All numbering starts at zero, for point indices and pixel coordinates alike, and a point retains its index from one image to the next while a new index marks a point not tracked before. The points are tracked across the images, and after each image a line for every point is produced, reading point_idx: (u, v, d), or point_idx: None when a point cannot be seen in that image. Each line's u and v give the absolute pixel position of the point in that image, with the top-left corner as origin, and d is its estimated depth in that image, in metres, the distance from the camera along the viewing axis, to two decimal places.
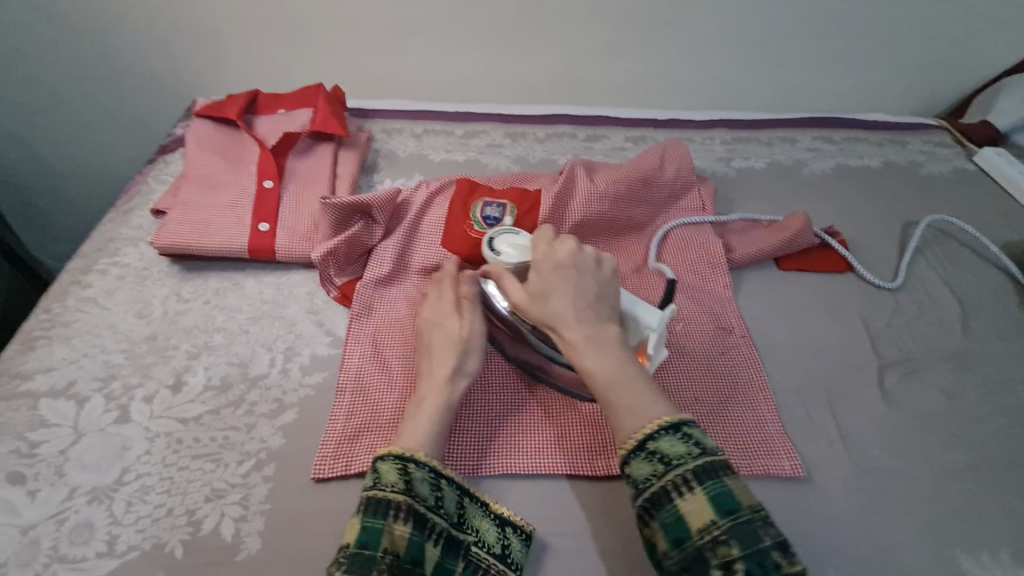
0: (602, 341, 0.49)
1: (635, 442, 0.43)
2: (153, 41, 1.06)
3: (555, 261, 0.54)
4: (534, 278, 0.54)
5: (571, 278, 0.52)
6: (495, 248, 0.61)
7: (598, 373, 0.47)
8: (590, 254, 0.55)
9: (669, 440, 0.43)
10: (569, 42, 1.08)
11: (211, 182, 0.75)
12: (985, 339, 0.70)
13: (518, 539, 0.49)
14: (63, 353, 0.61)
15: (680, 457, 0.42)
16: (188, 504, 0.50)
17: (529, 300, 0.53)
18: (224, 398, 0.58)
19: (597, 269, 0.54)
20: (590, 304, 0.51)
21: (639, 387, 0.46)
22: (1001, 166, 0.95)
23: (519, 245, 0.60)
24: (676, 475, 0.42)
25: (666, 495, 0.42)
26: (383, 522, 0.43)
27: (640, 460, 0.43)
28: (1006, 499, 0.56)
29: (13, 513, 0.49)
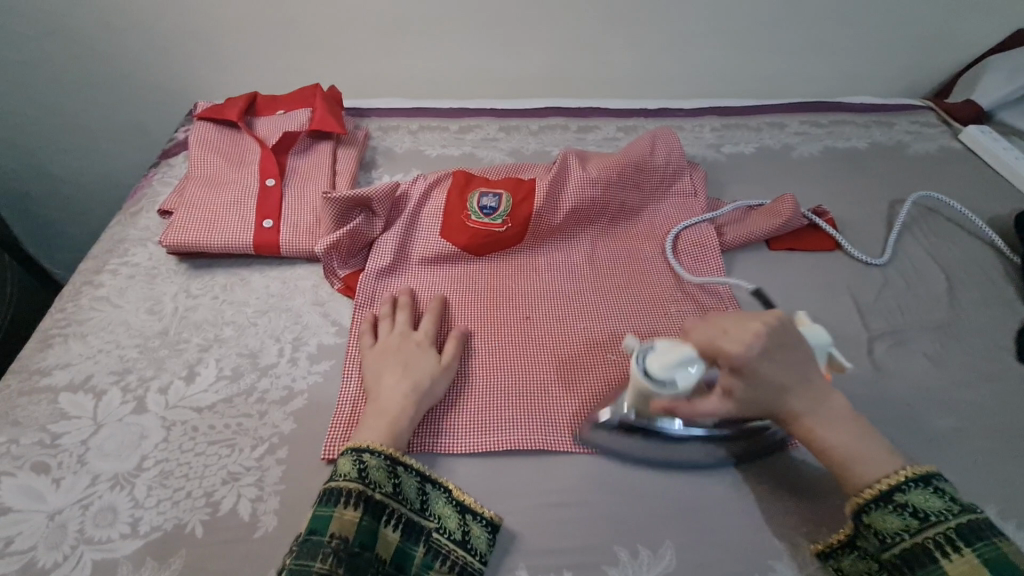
0: (825, 410, 0.49)
1: (881, 493, 0.45)
2: (150, 50, 1.08)
3: (751, 352, 0.48)
4: (730, 375, 0.49)
5: (776, 360, 0.49)
6: (653, 379, 0.49)
7: (839, 446, 0.48)
8: (776, 322, 0.50)
9: (921, 494, 0.45)
10: (558, 36, 1.10)
11: (213, 182, 0.77)
12: (972, 309, 0.73)
13: (480, 526, 0.50)
14: (79, 349, 0.63)
15: (937, 513, 0.44)
16: (207, 487, 0.53)
17: (735, 398, 0.49)
18: (236, 387, 0.60)
19: (790, 335, 0.50)
20: (801, 377, 0.50)
21: (871, 436, 0.49)
22: (984, 143, 0.98)
23: (671, 361, 0.49)
24: (938, 532, 0.43)
25: (930, 553, 0.42)
26: (333, 509, 0.46)
27: (888, 513, 0.45)
28: (992, 457, 0.58)
29: (40, 499, 0.51)
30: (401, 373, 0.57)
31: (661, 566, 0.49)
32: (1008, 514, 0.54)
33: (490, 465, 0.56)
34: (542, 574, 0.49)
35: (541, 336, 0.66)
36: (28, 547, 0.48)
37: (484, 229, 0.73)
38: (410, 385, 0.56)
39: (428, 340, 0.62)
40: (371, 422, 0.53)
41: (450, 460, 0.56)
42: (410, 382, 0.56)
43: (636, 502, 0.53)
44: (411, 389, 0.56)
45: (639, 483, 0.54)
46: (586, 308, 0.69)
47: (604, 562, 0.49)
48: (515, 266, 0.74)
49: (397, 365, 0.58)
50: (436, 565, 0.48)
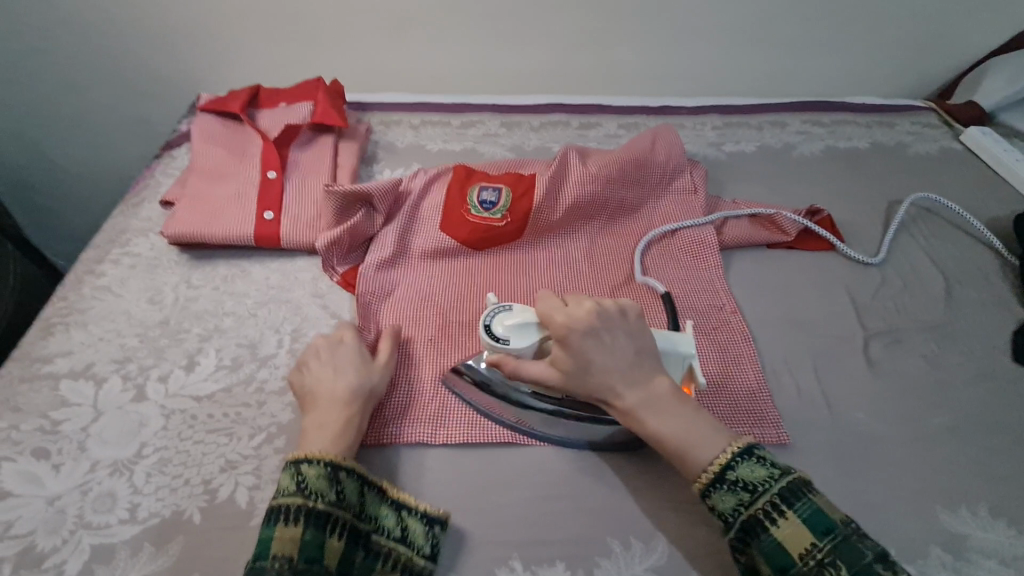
0: (656, 398, 0.49)
1: (711, 473, 0.46)
2: (152, 42, 1.09)
3: (578, 327, 0.50)
4: (559, 348, 0.51)
5: (605, 342, 0.50)
6: (493, 335, 0.54)
7: (669, 430, 0.48)
8: (612, 306, 0.52)
9: (747, 467, 0.45)
10: (561, 34, 1.11)
11: (215, 173, 0.77)
12: (968, 309, 0.73)
13: (416, 520, 0.49)
14: (80, 338, 0.63)
15: (763, 481, 0.44)
16: (205, 474, 0.53)
17: (562, 371, 0.51)
18: (235, 377, 0.61)
19: (626, 322, 0.52)
20: (631, 363, 0.50)
21: (704, 420, 0.48)
22: (986, 144, 0.98)
23: (512, 322, 0.53)
24: (766, 501, 0.44)
25: (761, 524, 0.43)
26: (273, 529, 0.44)
27: (723, 492, 0.45)
28: (986, 456, 0.58)
29: (40, 484, 0.52)
30: (333, 373, 0.55)
31: (654, 558, 0.49)
32: (1000, 512, 0.54)
33: (487, 456, 0.56)
34: (535, 565, 0.49)
35: None
36: (28, 532, 0.49)
37: (484, 224, 0.73)
38: (347, 387, 0.54)
39: (351, 331, 0.60)
40: (326, 427, 0.51)
41: (445, 453, 0.56)
42: (348, 381, 0.55)
43: (631, 494, 0.53)
44: (351, 391, 0.54)
45: (634, 476, 0.55)
46: None
47: (598, 554, 0.50)
48: (514, 261, 0.74)
49: (328, 368, 0.56)
50: (378, 566, 0.47)
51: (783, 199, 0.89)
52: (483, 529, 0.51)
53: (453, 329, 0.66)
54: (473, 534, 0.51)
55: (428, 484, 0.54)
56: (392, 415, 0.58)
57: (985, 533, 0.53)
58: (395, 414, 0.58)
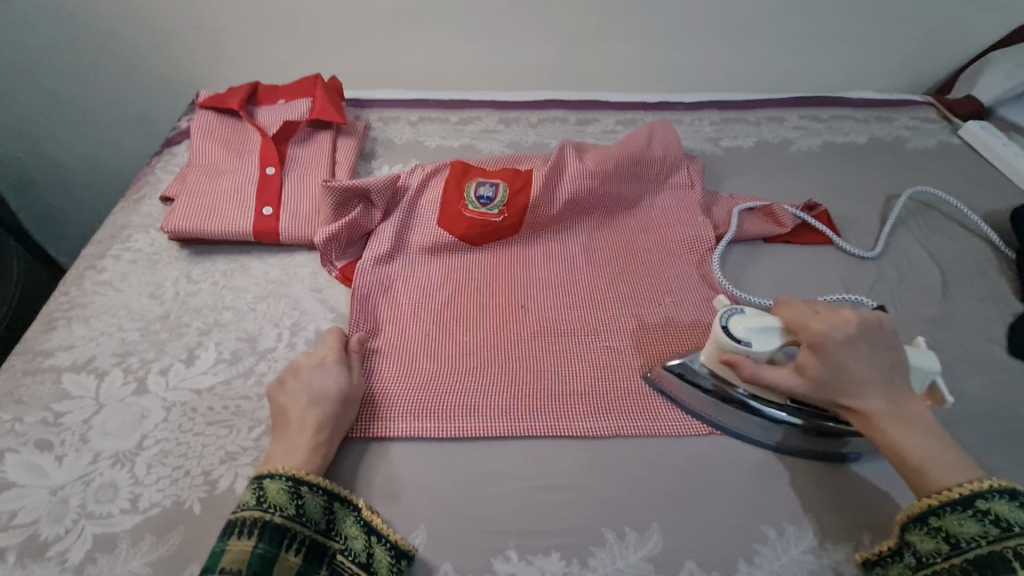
0: (904, 413, 0.48)
1: (957, 495, 0.43)
2: (153, 40, 1.09)
3: (836, 335, 0.49)
4: (809, 354, 0.50)
5: (865, 352, 0.49)
6: (735, 336, 0.53)
7: (908, 444, 0.47)
8: (870, 317, 0.51)
9: (1005, 505, 0.42)
10: (559, 30, 1.11)
11: (214, 169, 0.78)
12: (964, 303, 0.73)
13: (383, 548, 0.48)
14: (82, 332, 0.64)
15: (1022, 526, 0.41)
16: (205, 466, 0.54)
17: (809, 377, 0.50)
18: (235, 370, 0.62)
19: (882, 336, 0.50)
20: (882, 374, 0.49)
21: (943, 442, 0.47)
22: (984, 139, 0.98)
23: (756, 325, 0.53)
24: (1017, 543, 0.41)
25: (1007, 563, 0.40)
26: (225, 542, 0.44)
27: (962, 517, 0.43)
28: (980, 448, 0.59)
29: (43, 475, 0.53)
30: (310, 396, 0.55)
31: (647, 548, 0.50)
32: None
33: (481, 448, 0.57)
34: (529, 554, 0.50)
35: (537, 326, 0.67)
36: (31, 521, 0.50)
37: (481, 220, 0.74)
38: (319, 415, 0.53)
39: (334, 352, 0.59)
40: (294, 453, 0.51)
41: (440, 445, 0.57)
42: (322, 407, 0.54)
43: (625, 486, 0.54)
44: (322, 420, 0.53)
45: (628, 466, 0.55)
46: (580, 298, 0.70)
47: (591, 543, 0.50)
48: (511, 256, 0.74)
49: (304, 392, 0.55)
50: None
51: (780, 194, 0.89)
52: (476, 520, 0.52)
53: (451, 325, 0.66)
54: (465, 525, 0.51)
55: (421, 475, 0.54)
56: (387, 407, 0.58)
57: None
58: (391, 407, 0.58)
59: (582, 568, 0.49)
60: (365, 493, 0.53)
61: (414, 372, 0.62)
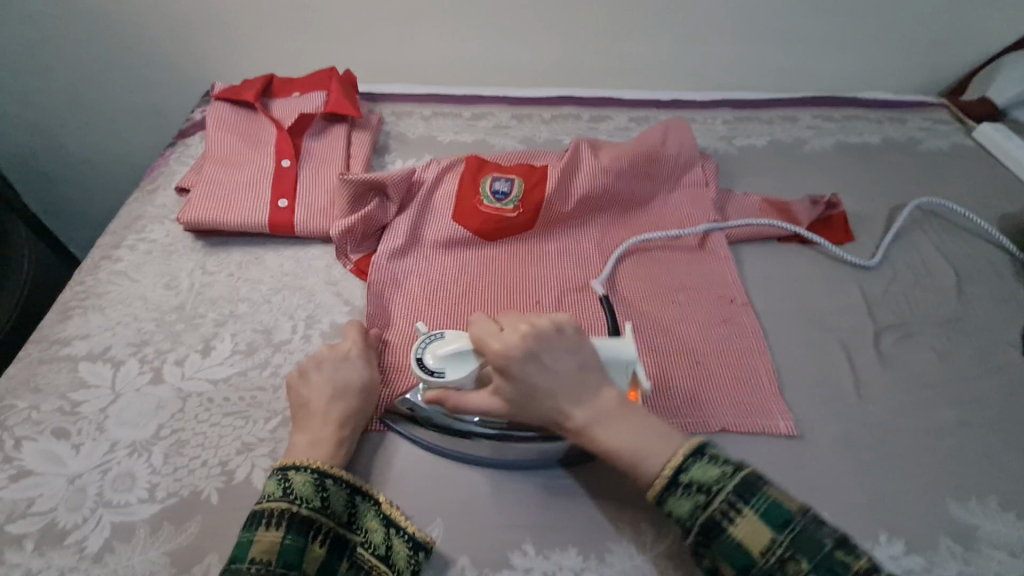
0: (604, 413, 0.47)
1: (667, 480, 0.44)
2: (166, 32, 1.09)
3: (513, 354, 0.48)
4: (499, 379, 0.49)
5: (547, 364, 0.48)
6: (427, 369, 0.51)
7: (617, 444, 0.46)
8: (546, 325, 0.50)
9: (698, 466, 0.44)
10: (573, 27, 1.10)
11: (230, 160, 0.78)
12: (979, 304, 0.73)
13: (402, 542, 0.48)
14: (98, 321, 0.64)
15: (717, 479, 0.43)
16: (221, 456, 0.54)
17: (506, 401, 0.49)
18: (251, 362, 0.62)
19: (564, 340, 0.50)
20: (576, 379, 0.48)
21: (652, 426, 0.47)
22: (999, 141, 0.97)
23: (446, 353, 0.51)
24: (720, 501, 0.42)
25: (718, 525, 0.41)
26: (253, 533, 0.44)
27: (678, 495, 0.43)
28: (996, 449, 0.59)
29: (61, 463, 0.53)
30: (335, 388, 0.55)
31: (666, 545, 0.50)
32: (1009, 505, 0.54)
33: None
34: (547, 549, 0.50)
35: None
36: (49, 509, 0.50)
37: (497, 214, 0.74)
38: (343, 408, 0.54)
39: (357, 346, 0.59)
40: (321, 446, 0.51)
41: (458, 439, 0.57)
42: (346, 401, 0.54)
43: None
44: (346, 413, 0.54)
45: None
46: (596, 295, 0.70)
47: (609, 539, 0.50)
48: (526, 252, 0.74)
49: (327, 383, 0.55)
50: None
51: (794, 193, 0.89)
52: (494, 514, 0.52)
53: (468, 319, 0.67)
54: (483, 519, 0.51)
55: (439, 468, 0.54)
56: (407, 401, 0.59)
57: (995, 524, 0.53)
58: (407, 399, 0.59)
59: (600, 563, 0.49)
60: (382, 485, 0.53)
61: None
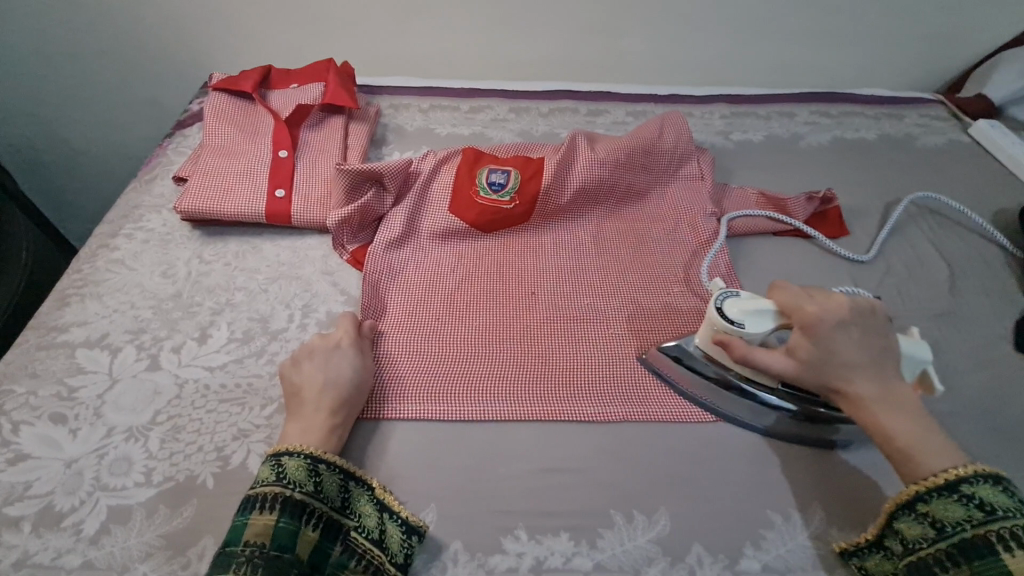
0: (895, 400, 0.47)
1: (942, 481, 0.43)
2: (164, 23, 1.09)
3: (831, 318, 0.49)
4: (801, 338, 0.49)
5: (855, 336, 0.49)
6: (729, 319, 0.54)
7: (896, 427, 0.46)
8: (861, 303, 0.50)
9: (990, 489, 0.42)
10: (572, 21, 1.11)
11: (227, 151, 0.78)
12: (972, 299, 0.73)
13: (395, 525, 0.49)
14: (96, 308, 0.65)
15: (1006, 509, 0.41)
16: (217, 442, 0.54)
17: (801, 361, 0.49)
18: (247, 349, 0.62)
19: (875, 321, 0.50)
20: (877, 357, 0.49)
21: (931, 426, 0.46)
22: (994, 138, 0.98)
23: (750, 310, 0.53)
24: (1001, 528, 0.40)
25: (989, 547, 0.40)
26: (247, 516, 0.45)
27: (949, 502, 0.42)
28: (985, 440, 0.59)
29: (58, 448, 0.53)
30: (326, 377, 0.55)
31: (655, 531, 0.51)
32: None
33: (492, 430, 0.57)
34: (539, 534, 0.50)
35: (546, 312, 0.67)
36: (47, 492, 0.50)
37: (493, 206, 0.74)
38: (335, 396, 0.54)
39: (349, 336, 0.60)
40: (311, 432, 0.51)
41: (451, 426, 0.57)
42: (337, 389, 0.55)
43: (634, 468, 0.55)
44: (338, 401, 0.54)
45: (635, 452, 0.56)
46: (591, 286, 0.71)
47: (600, 525, 0.51)
48: (521, 244, 0.75)
49: (320, 371, 0.56)
50: (351, 564, 0.47)
51: (789, 188, 0.89)
52: (486, 501, 0.52)
53: (464, 308, 0.67)
54: (475, 506, 0.52)
55: (432, 455, 0.55)
56: (399, 389, 0.59)
57: None
58: (398, 388, 0.59)
59: (591, 548, 0.50)
60: (375, 471, 0.54)
61: (422, 355, 0.62)
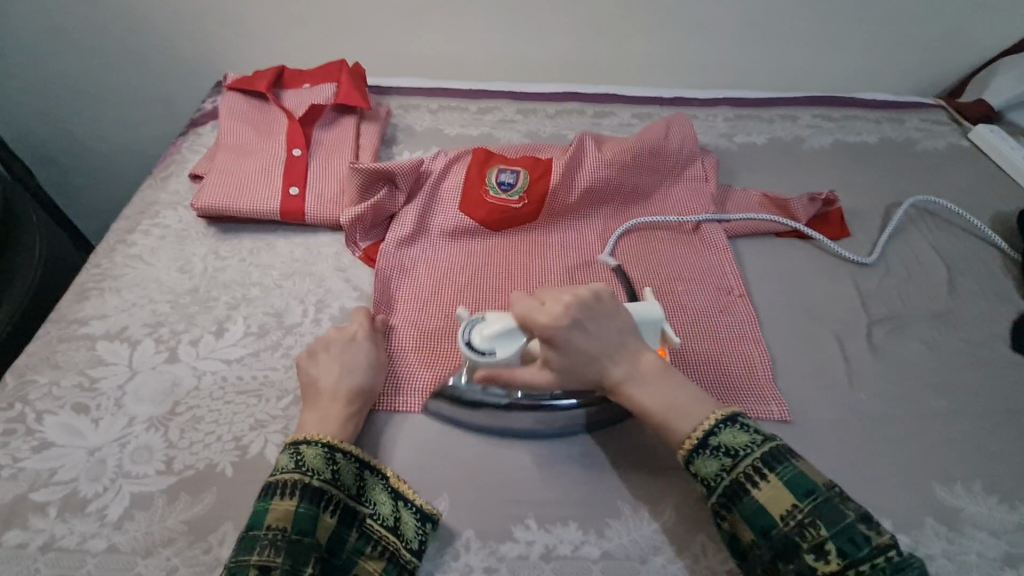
0: (641, 373, 0.51)
1: (697, 441, 0.47)
2: (177, 23, 1.11)
3: (558, 325, 0.50)
4: (546, 348, 0.51)
5: (593, 329, 0.51)
6: (476, 350, 0.52)
7: (652, 403, 0.50)
8: (588, 293, 0.53)
9: (728, 433, 0.47)
10: (579, 24, 1.12)
11: (242, 149, 0.80)
12: (970, 299, 0.75)
13: (410, 512, 0.50)
14: (115, 302, 0.66)
15: (744, 446, 0.46)
16: (236, 432, 0.56)
17: (554, 368, 0.51)
18: (263, 343, 0.64)
19: (605, 305, 0.53)
20: (616, 344, 0.52)
21: (686, 391, 0.50)
22: (994, 142, 0.99)
23: (495, 331, 0.52)
24: (747, 467, 0.46)
25: (742, 488, 0.45)
26: (268, 501, 0.46)
27: (707, 458, 0.47)
28: (982, 437, 0.61)
29: (81, 437, 0.55)
30: (341, 368, 0.57)
31: (662, 521, 0.52)
32: (993, 489, 0.57)
33: (503, 423, 0.59)
34: (549, 524, 0.52)
35: None
36: (71, 479, 0.52)
37: (502, 205, 0.76)
38: (351, 386, 0.56)
39: (364, 329, 0.62)
40: (327, 421, 0.53)
41: (463, 419, 0.59)
42: (352, 379, 0.56)
43: (641, 460, 0.56)
44: (354, 392, 0.56)
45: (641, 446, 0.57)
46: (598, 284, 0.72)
47: (608, 515, 0.52)
48: (530, 243, 0.76)
49: (335, 363, 0.57)
50: (367, 549, 0.48)
51: (792, 190, 0.91)
52: (498, 491, 0.54)
53: (475, 305, 0.69)
54: (487, 495, 0.53)
55: (447, 446, 0.56)
56: (411, 383, 0.60)
57: (979, 508, 0.55)
58: (411, 382, 0.61)
59: (599, 537, 0.51)
60: (389, 462, 0.55)
61: (434, 350, 0.64)
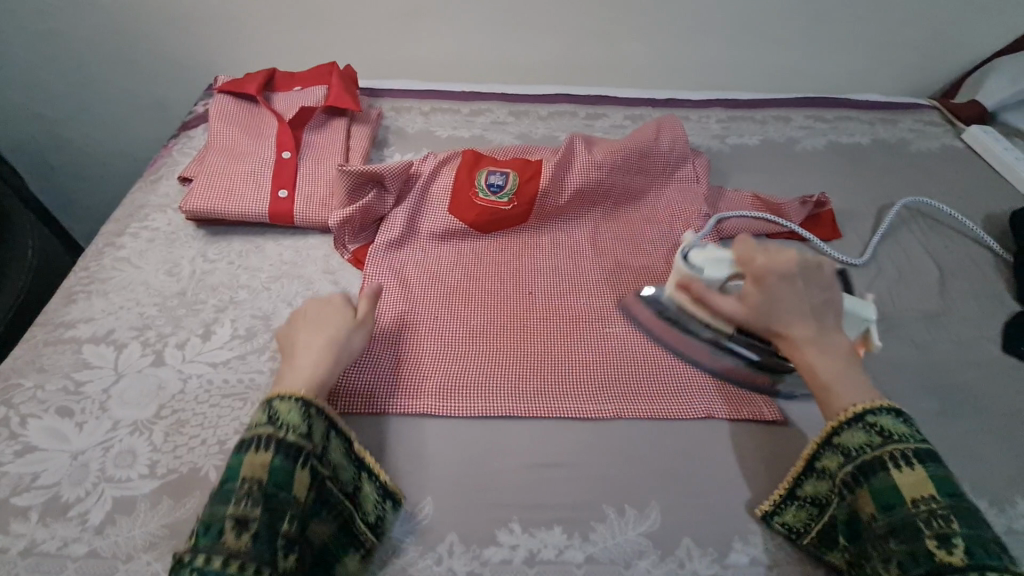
0: (827, 341, 0.52)
1: (853, 413, 0.47)
2: (171, 26, 1.11)
3: (779, 273, 0.54)
4: (751, 287, 0.55)
5: (799, 286, 0.54)
6: (691, 264, 0.61)
7: (821, 366, 0.51)
8: (813, 259, 0.55)
9: (892, 420, 0.46)
10: (571, 27, 1.12)
11: (232, 152, 0.80)
12: (962, 300, 0.75)
13: (372, 485, 0.51)
14: (102, 305, 0.66)
15: (901, 435, 0.46)
16: (220, 435, 0.56)
17: (747, 305, 0.55)
18: (249, 346, 0.64)
19: (824, 276, 0.55)
20: (816, 309, 0.53)
21: (859, 374, 0.51)
22: (987, 142, 0.99)
23: (715, 258, 0.60)
24: (896, 449, 0.45)
25: (881, 464, 0.45)
26: (243, 456, 0.45)
27: (855, 430, 0.47)
28: (972, 439, 0.60)
29: (65, 440, 0.54)
30: (319, 322, 0.57)
31: (646, 524, 0.52)
32: (983, 492, 0.56)
33: (490, 426, 0.58)
34: (533, 527, 0.51)
35: (543, 311, 0.69)
36: (54, 483, 0.52)
37: (492, 207, 0.75)
38: (327, 337, 0.55)
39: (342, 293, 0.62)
40: (299, 370, 0.52)
41: (449, 422, 0.58)
42: (332, 332, 0.56)
43: (627, 463, 0.56)
44: (330, 341, 0.55)
45: (628, 450, 0.57)
46: (588, 286, 0.72)
47: (593, 518, 0.52)
48: (518, 244, 0.76)
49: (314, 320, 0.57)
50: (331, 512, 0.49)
51: (784, 191, 0.91)
52: (481, 494, 0.53)
53: (462, 308, 0.68)
54: (469, 496, 0.53)
55: (432, 449, 0.56)
56: (397, 386, 0.60)
57: None
58: (396, 384, 0.60)
59: (584, 541, 0.51)
60: None
61: (422, 354, 0.63)
